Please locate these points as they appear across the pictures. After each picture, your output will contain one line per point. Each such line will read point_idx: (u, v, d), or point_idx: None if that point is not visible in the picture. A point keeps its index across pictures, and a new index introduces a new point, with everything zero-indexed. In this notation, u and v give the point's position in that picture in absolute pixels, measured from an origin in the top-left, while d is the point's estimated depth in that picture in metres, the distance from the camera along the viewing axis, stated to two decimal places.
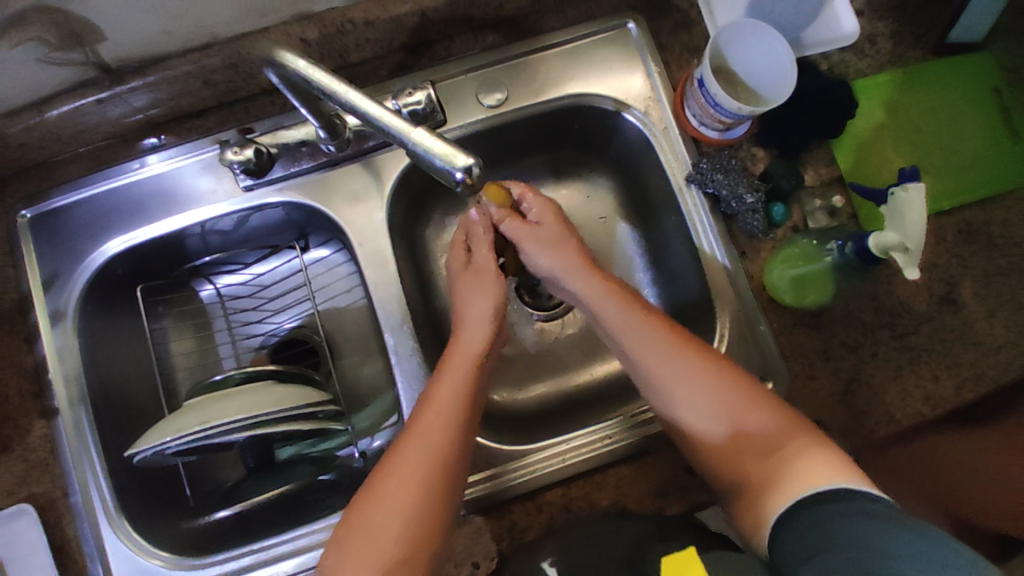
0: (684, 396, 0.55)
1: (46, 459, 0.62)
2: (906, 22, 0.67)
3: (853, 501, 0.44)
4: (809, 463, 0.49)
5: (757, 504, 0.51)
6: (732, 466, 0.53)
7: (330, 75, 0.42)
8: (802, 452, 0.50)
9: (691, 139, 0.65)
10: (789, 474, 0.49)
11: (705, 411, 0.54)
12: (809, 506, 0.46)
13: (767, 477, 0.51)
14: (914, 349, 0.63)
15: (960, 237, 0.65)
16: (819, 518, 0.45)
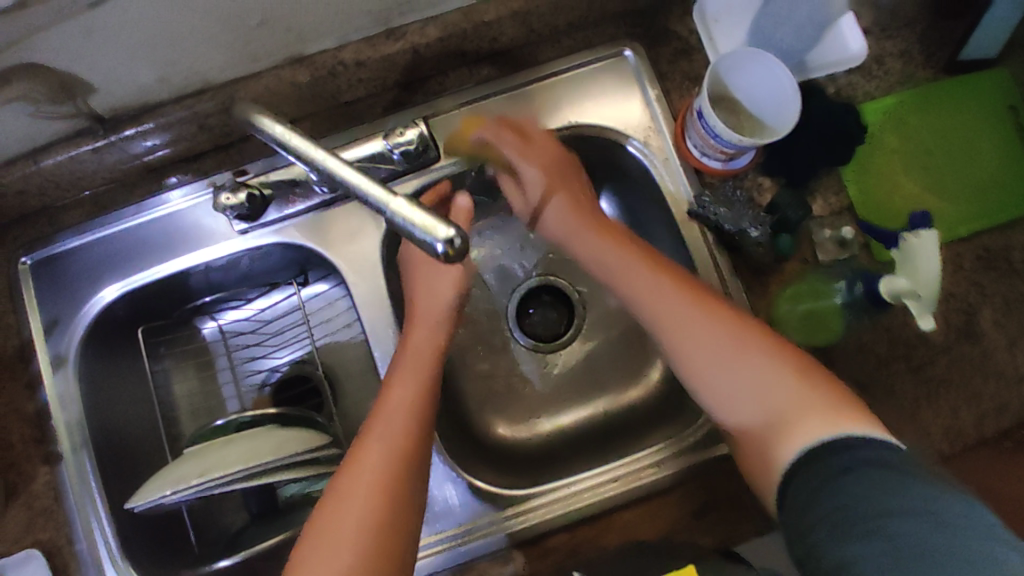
0: (692, 345, 0.54)
1: (50, 507, 0.62)
2: (916, 41, 0.65)
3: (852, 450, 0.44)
4: (817, 414, 0.47)
5: (767, 458, 0.49)
6: (732, 404, 0.52)
7: (308, 140, 0.42)
8: (813, 403, 0.48)
9: (694, 170, 0.63)
10: (797, 428, 0.47)
11: (714, 360, 0.52)
12: (821, 460, 0.45)
13: (775, 431, 0.49)
14: (932, 382, 0.60)
15: (979, 263, 0.62)
16: (825, 471, 0.44)
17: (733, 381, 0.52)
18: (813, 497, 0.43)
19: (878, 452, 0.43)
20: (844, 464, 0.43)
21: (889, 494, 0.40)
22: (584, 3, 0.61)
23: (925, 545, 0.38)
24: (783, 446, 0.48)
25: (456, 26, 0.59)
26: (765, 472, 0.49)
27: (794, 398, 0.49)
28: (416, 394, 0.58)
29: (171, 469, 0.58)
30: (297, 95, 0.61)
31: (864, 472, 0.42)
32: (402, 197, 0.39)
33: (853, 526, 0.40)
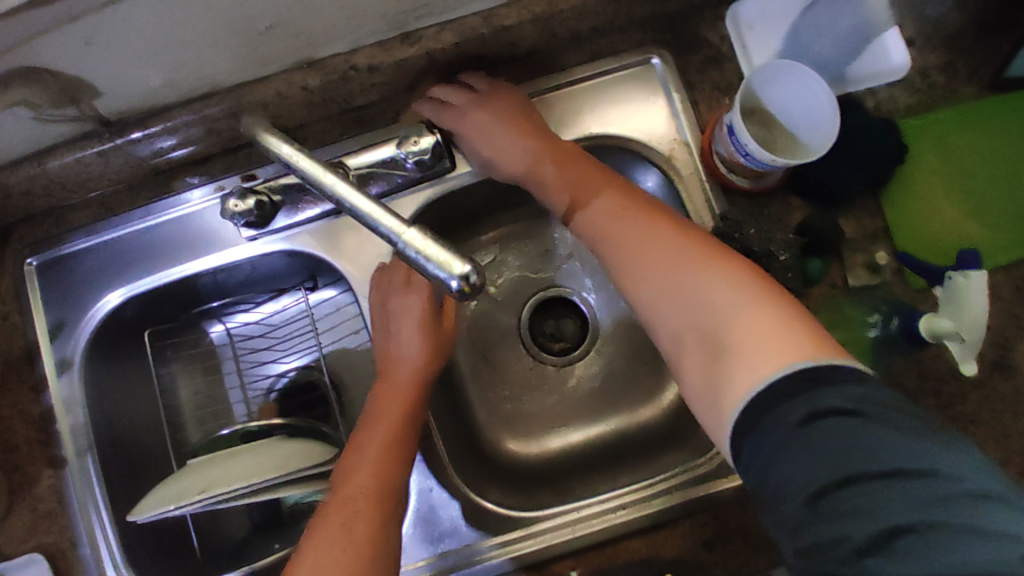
0: (647, 278, 0.49)
1: (54, 510, 0.61)
2: (962, 53, 0.60)
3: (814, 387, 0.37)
4: (763, 346, 0.41)
5: (715, 398, 0.43)
6: (690, 341, 0.45)
7: (318, 164, 0.40)
8: (764, 335, 0.41)
9: (718, 185, 0.60)
10: (741, 364, 0.41)
11: (667, 295, 0.47)
12: (777, 400, 0.38)
13: (722, 368, 0.43)
14: (960, 420, 0.57)
15: (1018, 294, 0.59)
16: (789, 417, 0.37)
17: (687, 315, 0.46)
18: (779, 454, 0.37)
19: (837, 391, 0.37)
20: (809, 409, 0.37)
21: (876, 455, 0.34)
22: (610, 7, 0.57)
23: (917, 523, 0.33)
24: (728, 383, 0.42)
25: (474, 30, 0.56)
26: (715, 416, 0.43)
27: (746, 327, 0.42)
28: (399, 424, 0.58)
29: (175, 485, 0.58)
30: (307, 99, 0.59)
31: (845, 424, 0.35)
32: (415, 227, 0.37)
33: (832, 497, 0.35)
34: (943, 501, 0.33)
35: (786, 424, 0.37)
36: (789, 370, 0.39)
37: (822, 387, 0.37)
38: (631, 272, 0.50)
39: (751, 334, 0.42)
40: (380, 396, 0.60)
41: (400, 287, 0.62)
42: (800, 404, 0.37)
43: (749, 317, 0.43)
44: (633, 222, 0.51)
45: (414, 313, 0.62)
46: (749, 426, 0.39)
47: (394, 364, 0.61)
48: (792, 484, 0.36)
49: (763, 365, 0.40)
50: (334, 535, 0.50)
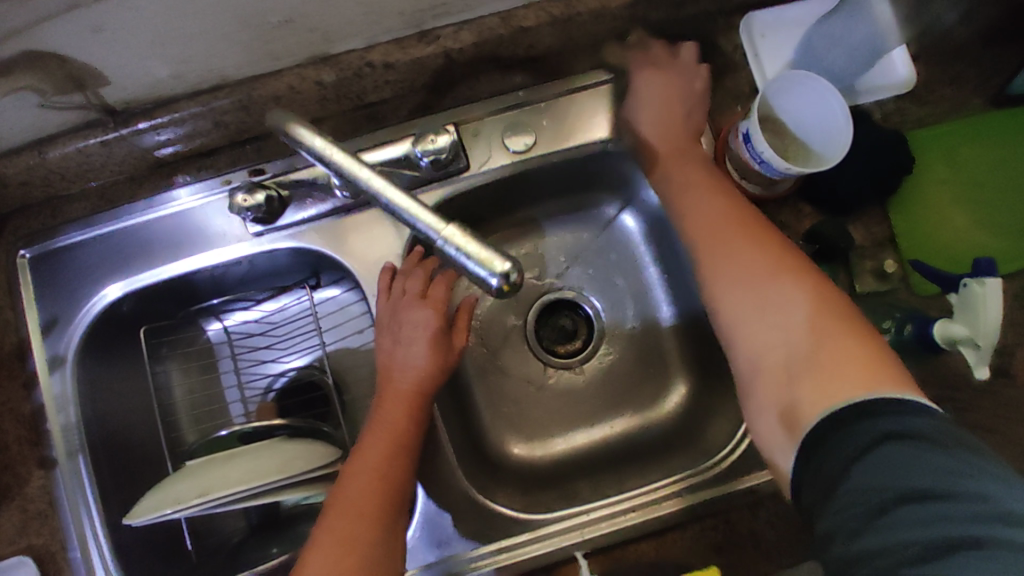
0: (734, 287, 0.50)
1: (45, 511, 0.59)
2: (966, 68, 0.62)
3: (892, 415, 0.38)
4: (845, 372, 0.42)
5: (784, 411, 0.45)
6: (770, 350, 0.47)
7: (351, 156, 0.42)
8: (848, 363, 0.42)
9: (732, 193, 0.60)
10: (820, 385, 0.43)
11: (754, 306, 0.49)
12: (853, 422, 0.39)
13: (797, 385, 0.44)
14: (965, 427, 0.58)
15: (1018, 304, 0.60)
16: (859, 439, 0.39)
17: (768, 329, 0.48)
18: (842, 474, 0.38)
19: (916, 420, 0.38)
20: (883, 431, 0.38)
21: (928, 477, 0.36)
22: (628, 11, 0.58)
23: (963, 542, 0.34)
24: (801, 401, 0.43)
25: (492, 30, 0.56)
26: (780, 428, 0.45)
27: (830, 354, 0.44)
28: (404, 426, 0.56)
29: (172, 485, 0.55)
30: (320, 95, 0.58)
31: (903, 447, 0.37)
32: (455, 224, 0.40)
33: (886, 513, 0.36)
34: (988, 519, 0.34)
35: (856, 444, 0.38)
36: (870, 398, 0.40)
37: (907, 415, 0.38)
38: (715, 280, 0.52)
39: (835, 360, 0.43)
40: (383, 404, 0.57)
41: (414, 297, 0.60)
42: (871, 427, 0.39)
43: (834, 344, 0.44)
44: (721, 234, 0.53)
45: (425, 327, 0.59)
46: (818, 441, 0.41)
47: (398, 369, 0.58)
48: (845, 499, 0.37)
49: (842, 389, 0.41)
50: (337, 542, 0.49)
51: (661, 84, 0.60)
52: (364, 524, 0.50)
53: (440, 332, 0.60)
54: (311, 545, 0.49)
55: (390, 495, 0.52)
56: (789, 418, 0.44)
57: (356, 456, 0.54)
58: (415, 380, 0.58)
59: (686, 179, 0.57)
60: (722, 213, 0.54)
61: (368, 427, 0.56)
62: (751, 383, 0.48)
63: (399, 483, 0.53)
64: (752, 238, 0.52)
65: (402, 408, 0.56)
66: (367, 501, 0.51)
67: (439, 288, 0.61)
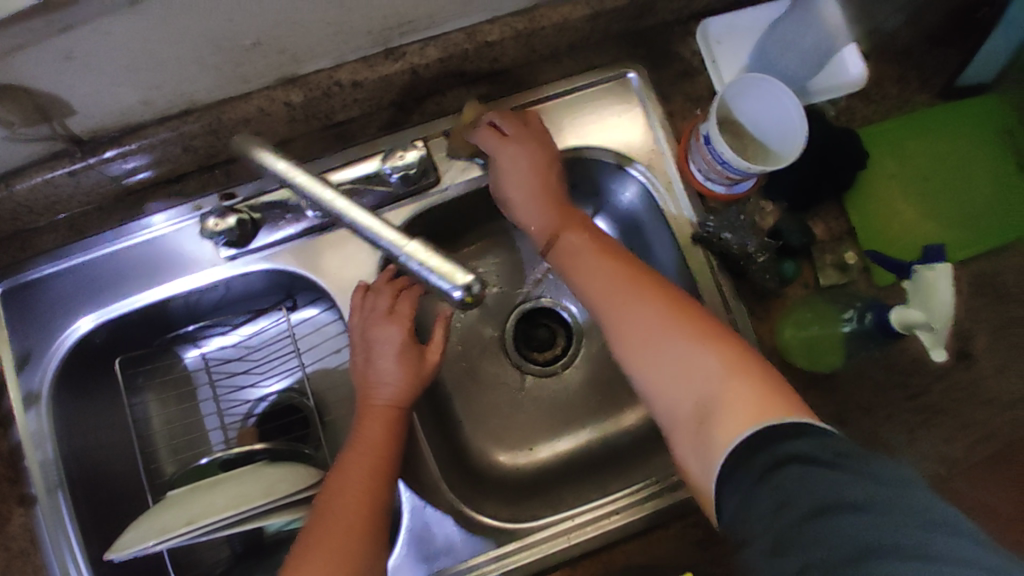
0: (639, 345, 0.51)
1: (27, 549, 0.57)
2: (913, 66, 0.65)
3: (778, 442, 0.40)
4: (740, 406, 0.43)
5: (701, 456, 0.45)
6: (678, 396, 0.48)
7: (315, 179, 0.42)
8: (738, 398, 0.44)
9: (696, 194, 0.62)
10: (721, 426, 0.44)
11: (660, 362, 0.49)
12: (753, 456, 0.40)
13: (707, 431, 0.45)
14: (929, 408, 0.60)
15: (974, 287, 0.63)
16: (761, 472, 0.39)
17: (674, 380, 0.48)
18: (753, 495, 0.39)
19: (812, 441, 0.39)
20: (782, 455, 0.39)
21: (842, 488, 0.36)
22: (588, 24, 0.60)
23: (886, 546, 0.34)
24: (714, 440, 0.44)
25: (457, 46, 0.57)
26: (702, 472, 0.45)
27: (720, 394, 0.45)
28: (382, 443, 0.55)
29: (155, 515, 0.55)
30: (289, 116, 0.58)
31: (809, 468, 0.37)
32: (417, 240, 0.40)
33: (807, 522, 0.36)
34: (910, 527, 0.35)
35: (752, 476, 0.40)
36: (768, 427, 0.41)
37: (799, 438, 0.39)
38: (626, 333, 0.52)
39: (735, 400, 0.44)
40: (361, 422, 0.57)
41: (380, 315, 0.59)
42: (764, 457, 0.40)
43: (731, 383, 0.45)
44: (621, 291, 0.54)
45: (392, 344, 0.59)
46: (730, 480, 0.41)
47: (372, 386, 0.58)
48: (762, 511, 0.38)
49: (739, 425, 0.43)
50: (323, 559, 0.48)
51: (535, 142, 0.60)
52: (350, 537, 0.50)
53: (417, 352, 0.60)
54: (295, 561, 0.49)
55: (373, 508, 0.52)
56: (705, 468, 0.44)
57: (337, 472, 0.54)
58: (393, 396, 0.58)
59: (585, 242, 0.59)
60: (625, 271, 0.55)
61: (348, 444, 0.56)
62: (670, 438, 0.49)
63: (380, 497, 0.53)
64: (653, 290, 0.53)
65: (379, 427, 0.56)
66: (350, 517, 0.51)
67: (408, 303, 0.60)
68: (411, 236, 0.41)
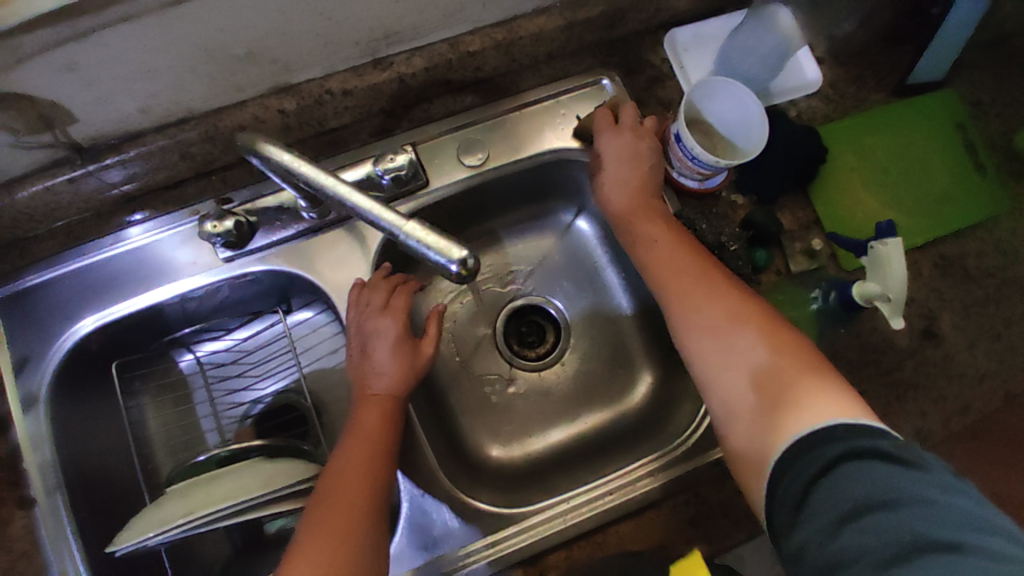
0: (703, 334, 0.53)
1: (30, 549, 0.58)
2: (864, 69, 0.71)
3: (855, 438, 0.41)
4: (813, 402, 0.45)
5: (761, 442, 0.46)
6: (746, 387, 0.49)
7: (316, 167, 0.45)
8: (810, 394, 0.45)
9: (672, 189, 0.65)
10: (790, 416, 0.45)
11: (723, 350, 0.51)
12: (822, 445, 0.42)
13: (771, 421, 0.46)
14: (901, 384, 0.64)
15: (936, 270, 0.67)
16: (829, 459, 0.41)
17: (737, 370, 0.50)
18: (801, 499, 0.41)
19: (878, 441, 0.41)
20: (844, 450, 0.41)
21: (889, 488, 0.38)
22: (564, 33, 0.64)
23: (923, 540, 0.36)
24: (780, 428, 0.45)
25: (442, 56, 0.61)
26: (756, 456, 0.46)
27: (791, 389, 0.47)
28: (382, 432, 0.58)
29: (155, 509, 0.56)
30: (282, 123, 0.61)
31: (869, 466, 0.39)
32: (415, 220, 0.42)
33: (855, 520, 0.38)
34: (954, 526, 0.37)
35: (812, 469, 0.41)
36: (836, 424, 0.42)
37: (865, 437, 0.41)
38: (691, 322, 0.54)
39: (801, 393, 0.46)
40: (359, 410, 0.59)
41: (376, 309, 0.62)
42: (830, 447, 0.41)
43: (801, 382, 0.47)
44: (686, 284, 0.55)
45: (389, 336, 0.61)
46: (788, 468, 0.43)
47: (369, 377, 0.60)
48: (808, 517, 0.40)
49: (812, 415, 0.44)
50: (326, 538, 0.50)
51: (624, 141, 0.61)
52: (357, 520, 0.52)
53: (416, 347, 0.63)
54: (299, 543, 0.50)
55: (377, 493, 0.54)
56: (759, 454, 0.46)
57: (338, 458, 0.56)
58: (389, 386, 0.60)
59: (648, 231, 0.60)
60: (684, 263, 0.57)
61: (348, 433, 0.58)
62: (725, 426, 0.50)
63: (381, 480, 0.55)
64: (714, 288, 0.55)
65: (379, 417, 0.58)
66: (354, 498, 0.53)
67: (402, 298, 0.63)
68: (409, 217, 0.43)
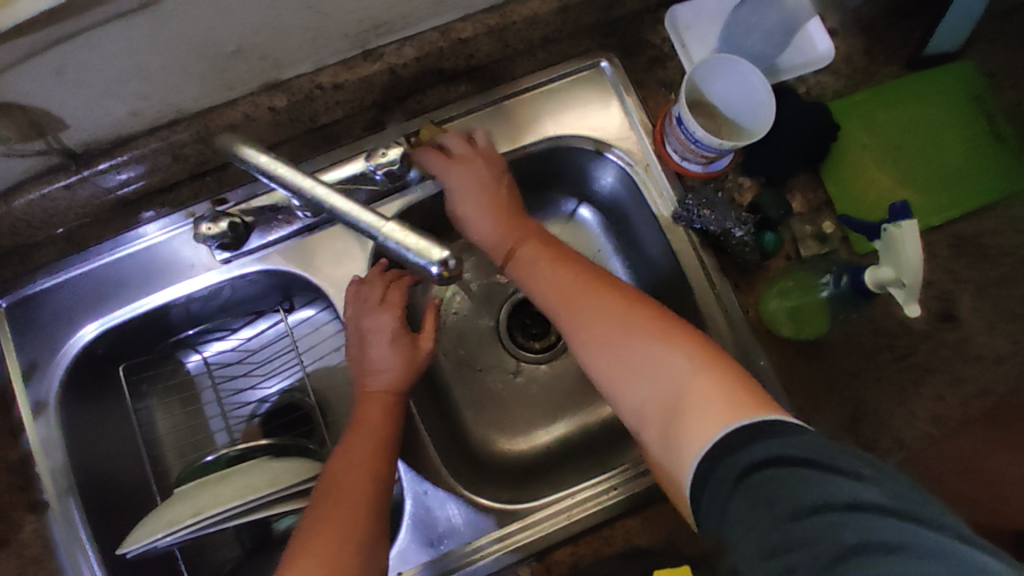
0: (606, 350, 0.51)
1: (40, 556, 0.58)
2: (878, 39, 0.67)
3: (748, 444, 0.39)
4: (707, 408, 0.43)
5: (673, 455, 0.45)
6: (651, 394, 0.48)
7: (292, 168, 0.44)
8: (705, 396, 0.44)
9: (675, 174, 0.64)
10: (690, 424, 0.44)
11: (623, 362, 0.50)
12: (724, 458, 0.40)
13: (676, 429, 0.45)
14: (917, 369, 0.62)
15: (954, 250, 0.64)
16: (731, 474, 0.39)
17: (642, 381, 0.49)
18: (728, 508, 0.38)
19: (797, 440, 0.38)
20: (756, 459, 0.38)
21: (821, 493, 0.35)
22: (559, 16, 0.62)
23: (868, 541, 0.34)
24: (686, 439, 0.43)
25: (432, 44, 0.59)
26: (672, 466, 0.45)
27: (691, 392, 0.45)
28: (379, 429, 0.57)
29: (165, 509, 0.56)
30: (274, 120, 0.60)
31: (791, 470, 0.37)
32: (394, 222, 0.42)
33: (790, 525, 0.35)
34: (907, 526, 0.34)
35: (729, 476, 0.39)
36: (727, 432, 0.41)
37: (768, 440, 0.39)
38: (590, 345, 0.52)
39: (699, 398, 0.44)
40: (360, 407, 0.59)
41: (373, 305, 0.61)
42: (734, 463, 0.39)
43: (699, 384, 0.45)
44: (588, 295, 0.54)
45: (385, 332, 0.60)
46: (702, 484, 0.41)
47: (368, 374, 0.60)
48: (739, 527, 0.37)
49: (708, 423, 0.42)
50: (332, 533, 0.50)
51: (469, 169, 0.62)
52: (358, 519, 0.51)
53: (412, 341, 0.62)
54: (305, 540, 0.50)
55: (375, 490, 0.54)
56: (674, 465, 0.45)
57: (339, 455, 0.55)
58: (389, 382, 0.60)
59: (540, 257, 0.60)
60: (579, 284, 0.56)
61: (349, 430, 0.57)
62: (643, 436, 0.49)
63: (381, 477, 0.55)
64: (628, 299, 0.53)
65: (377, 413, 0.58)
66: (353, 495, 0.52)
67: (399, 292, 0.62)
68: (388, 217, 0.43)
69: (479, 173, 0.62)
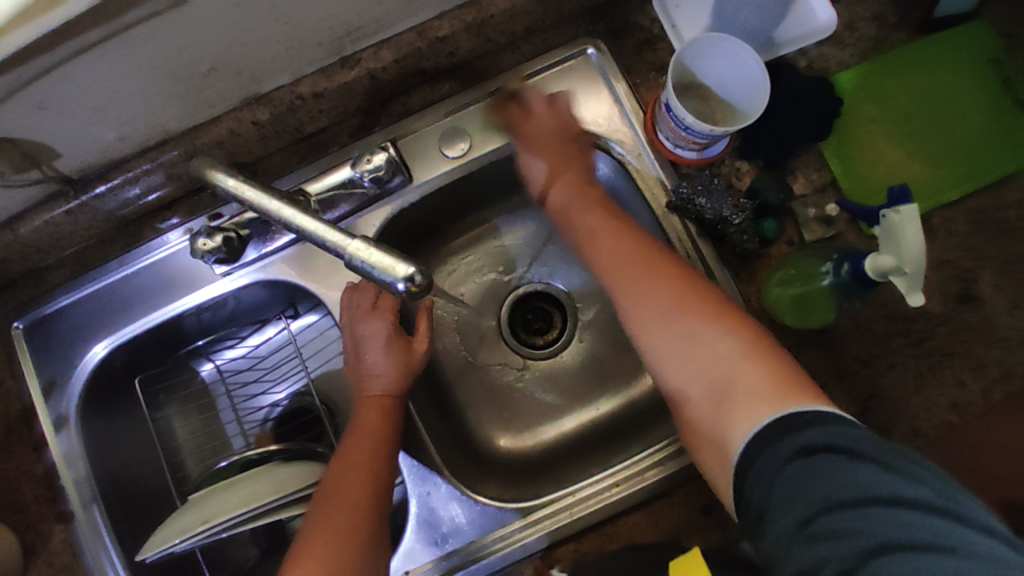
0: (654, 323, 0.52)
1: (69, 563, 0.62)
2: (886, 4, 0.63)
3: (802, 430, 0.40)
4: (764, 393, 0.44)
5: (722, 435, 0.46)
6: (698, 377, 0.49)
7: (258, 191, 0.45)
8: (758, 382, 0.45)
9: (668, 162, 0.62)
10: (742, 407, 0.45)
11: (677, 338, 0.50)
12: (776, 442, 0.41)
13: (726, 411, 0.46)
14: (933, 355, 0.59)
15: (973, 226, 0.60)
16: (782, 457, 0.40)
17: (698, 363, 0.49)
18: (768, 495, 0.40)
19: (842, 431, 0.39)
20: (802, 447, 0.39)
21: (853, 490, 0.37)
22: (538, 6, 0.60)
23: (893, 541, 0.36)
24: (738, 420, 0.44)
25: (410, 45, 0.58)
26: (720, 448, 0.46)
27: (743, 376, 0.46)
28: (378, 430, 0.58)
29: (178, 518, 0.58)
30: (259, 134, 0.61)
31: (829, 463, 0.38)
32: (358, 239, 0.42)
33: (820, 522, 0.37)
34: (922, 525, 0.35)
35: (777, 465, 0.40)
36: (784, 415, 0.42)
37: (834, 428, 0.39)
38: (640, 320, 0.53)
39: (754, 383, 0.45)
40: (357, 412, 0.60)
41: (365, 312, 0.62)
42: (782, 449, 0.40)
43: (751, 369, 0.46)
44: (631, 271, 0.55)
45: (379, 338, 0.61)
46: (749, 466, 0.42)
47: (365, 379, 0.61)
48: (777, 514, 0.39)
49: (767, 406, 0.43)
50: (331, 536, 0.51)
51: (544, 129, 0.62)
52: (359, 522, 0.52)
53: (410, 344, 0.63)
54: (306, 541, 0.51)
55: (381, 493, 0.55)
56: (723, 444, 0.46)
57: (340, 458, 0.56)
58: (385, 386, 0.60)
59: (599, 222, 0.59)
60: (631, 256, 0.56)
61: (349, 433, 0.58)
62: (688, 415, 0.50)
63: (381, 477, 0.56)
64: (667, 272, 0.53)
65: (378, 417, 0.59)
66: (354, 494, 0.54)
67: (388, 296, 0.62)
68: (353, 235, 0.43)
69: (560, 130, 0.61)
